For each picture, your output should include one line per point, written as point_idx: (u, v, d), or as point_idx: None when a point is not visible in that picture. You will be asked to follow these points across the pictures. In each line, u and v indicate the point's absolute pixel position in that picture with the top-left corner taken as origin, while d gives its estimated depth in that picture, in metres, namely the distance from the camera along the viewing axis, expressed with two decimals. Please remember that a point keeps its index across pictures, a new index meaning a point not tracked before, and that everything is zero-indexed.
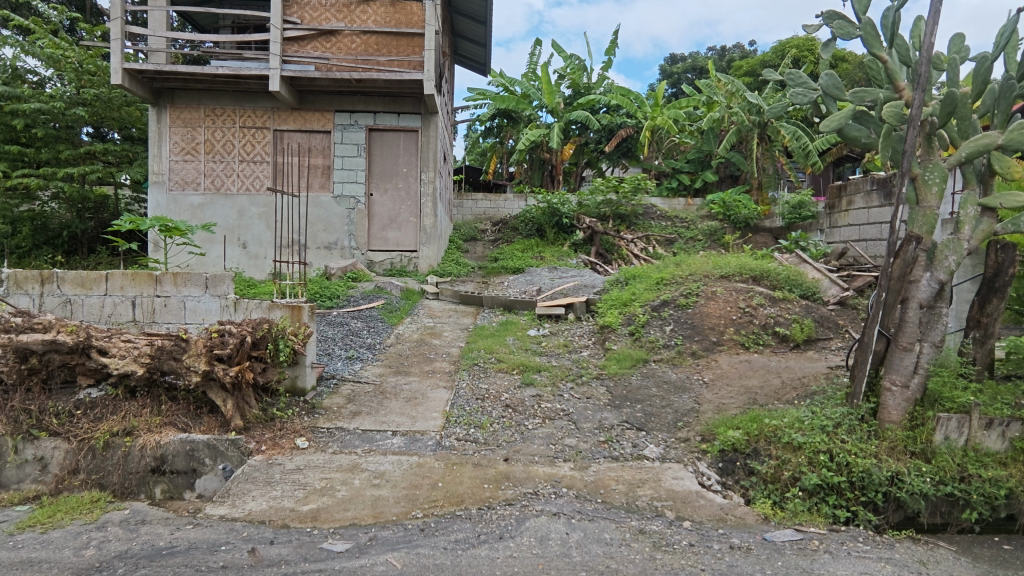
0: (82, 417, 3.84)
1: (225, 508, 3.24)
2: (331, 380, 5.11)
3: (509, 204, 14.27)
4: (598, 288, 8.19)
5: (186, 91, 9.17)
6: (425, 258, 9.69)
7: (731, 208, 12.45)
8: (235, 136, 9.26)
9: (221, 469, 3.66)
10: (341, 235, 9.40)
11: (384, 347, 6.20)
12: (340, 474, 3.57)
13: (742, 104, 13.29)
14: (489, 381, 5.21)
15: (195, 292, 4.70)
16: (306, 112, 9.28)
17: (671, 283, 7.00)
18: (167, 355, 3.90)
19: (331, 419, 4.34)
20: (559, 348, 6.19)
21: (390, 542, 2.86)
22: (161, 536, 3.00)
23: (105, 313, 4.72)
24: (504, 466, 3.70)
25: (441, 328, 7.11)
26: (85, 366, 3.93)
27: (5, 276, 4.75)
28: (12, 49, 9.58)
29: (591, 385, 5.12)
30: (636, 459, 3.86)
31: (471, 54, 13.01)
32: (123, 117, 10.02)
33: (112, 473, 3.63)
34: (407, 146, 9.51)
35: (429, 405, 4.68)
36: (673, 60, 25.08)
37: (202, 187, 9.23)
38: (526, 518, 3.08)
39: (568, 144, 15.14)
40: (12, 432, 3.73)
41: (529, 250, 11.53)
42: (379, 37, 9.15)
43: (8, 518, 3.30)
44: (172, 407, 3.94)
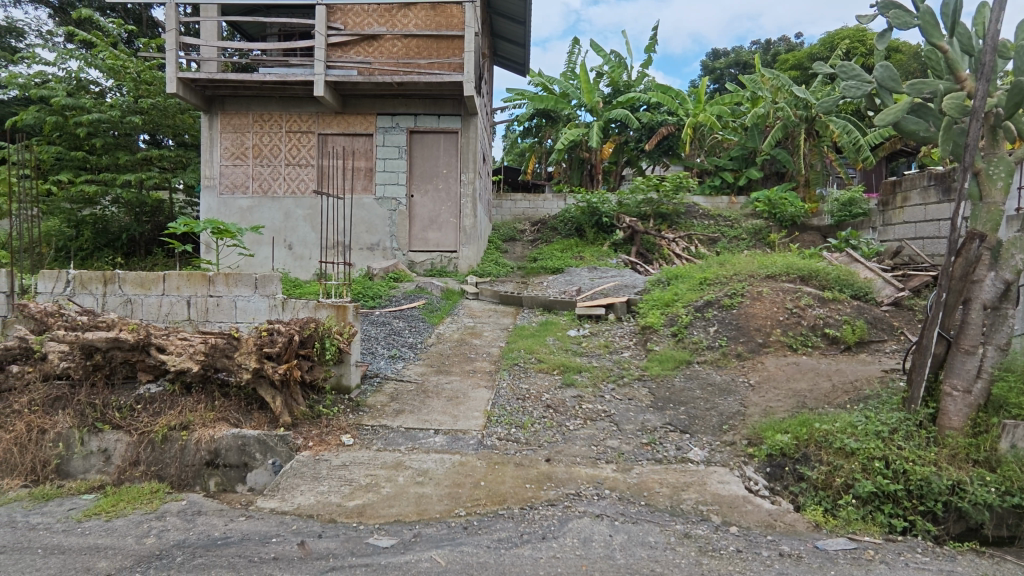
0: (142, 412, 4.02)
1: (276, 502, 3.34)
2: (375, 378, 5.21)
3: (548, 205, 14.23)
4: (639, 288, 8.10)
5: (236, 98, 9.50)
6: (465, 259, 9.76)
7: (777, 206, 12.14)
8: (282, 141, 9.54)
9: (271, 463, 3.78)
10: (383, 235, 9.57)
11: (426, 347, 6.27)
12: (384, 470, 3.64)
13: (788, 99, 12.83)
14: (530, 382, 5.22)
15: (245, 292, 4.86)
16: (349, 115, 9.49)
17: (714, 283, 6.87)
18: (220, 352, 4.04)
19: (375, 417, 4.42)
20: (600, 348, 6.15)
21: (434, 540, 2.90)
22: (216, 527, 3.12)
23: (163, 312, 4.94)
24: (546, 466, 3.70)
25: (481, 328, 7.16)
26: (145, 362, 4.11)
27: (71, 277, 5.00)
28: (77, 61, 10.12)
29: (633, 386, 5.08)
30: (680, 462, 3.80)
31: (510, 54, 13.05)
32: (178, 124, 10.47)
33: (169, 465, 3.78)
34: (448, 147, 9.61)
35: (470, 404, 4.70)
36: (716, 55, 24.62)
37: (251, 191, 9.55)
38: (569, 518, 3.08)
39: (608, 143, 15.03)
40: (79, 425, 3.93)
41: (568, 250, 11.48)
42: (420, 41, 9.29)
43: (76, 506, 3.48)
44: (224, 403, 4.09)
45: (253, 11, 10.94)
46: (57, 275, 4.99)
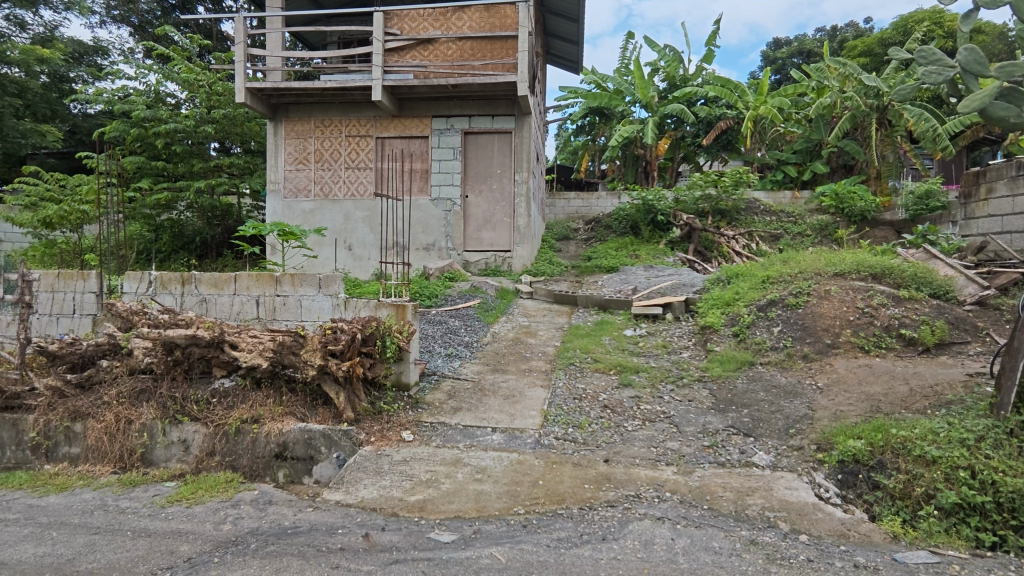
0: (217, 405, 4.22)
1: (341, 494, 3.46)
2: (432, 376, 5.30)
3: (602, 203, 14.10)
4: (697, 287, 7.90)
5: (299, 105, 9.88)
6: (519, 258, 9.77)
7: (845, 201, 11.58)
8: (342, 145, 9.85)
9: (335, 457, 3.89)
10: (439, 236, 9.73)
11: (481, 345, 6.33)
12: (444, 467, 3.70)
13: (857, 88, 12.32)
14: (586, 382, 5.18)
15: (310, 291, 5.03)
16: (406, 119, 9.70)
17: (778, 282, 6.60)
18: (287, 350, 4.19)
19: (434, 414, 4.51)
20: (657, 348, 6.05)
21: (494, 536, 2.93)
22: (287, 517, 3.25)
23: (235, 311, 5.20)
24: (605, 467, 3.67)
25: (536, 327, 7.16)
26: (219, 358, 4.31)
27: (153, 278, 5.36)
28: (156, 75, 10.79)
29: (692, 387, 4.98)
30: (745, 466, 3.68)
31: (563, 52, 13.00)
32: (245, 132, 10.97)
33: (242, 456, 3.98)
34: (502, 148, 9.67)
35: (527, 403, 4.72)
36: (777, 45, 23.73)
37: (313, 194, 9.91)
38: (629, 520, 3.03)
39: (664, 139, 14.71)
40: (161, 416, 4.17)
41: (624, 249, 11.31)
42: (474, 43, 9.37)
43: (159, 492, 3.72)
44: (292, 398, 4.26)
45: (315, 20, 11.37)
46: (141, 276, 5.36)
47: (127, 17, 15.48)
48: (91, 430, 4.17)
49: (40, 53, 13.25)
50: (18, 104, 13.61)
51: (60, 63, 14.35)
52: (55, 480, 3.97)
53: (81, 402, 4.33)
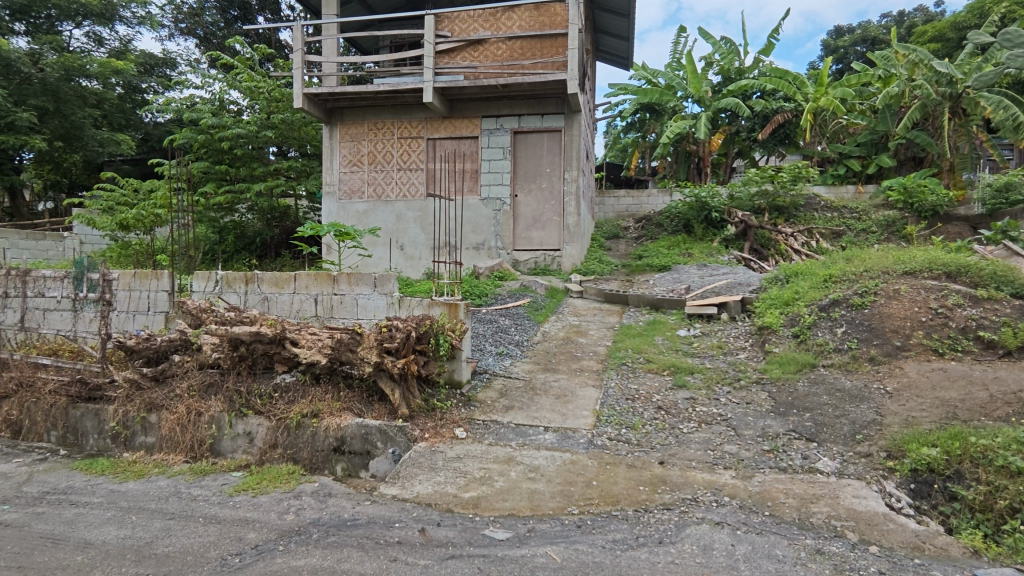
0: (280, 399, 4.39)
1: (397, 489, 3.54)
2: (483, 374, 5.34)
3: (652, 200, 13.85)
4: (753, 286, 7.65)
5: (353, 108, 10.14)
6: (569, 257, 9.71)
7: (915, 195, 10.99)
8: (394, 147, 10.05)
9: (391, 452, 3.96)
10: (488, 235, 9.79)
11: (532, 344, 6.35)
12: (497, 464, 3.73)
13: (928, 75, 11.68)
14: (639, 382, 5.11)
15: (366, 290, 5.14)
16: (456, 120, 9.82)
17: (841, 281, 6.31)
18: (345, 347, 4.31)
19: (486, 412, 4.55)
20: (712, 349, 5.91)
21: (548, 536, 2.92)
22: (346, 509, 3.35)
23: (295, 309, 5.39)
24: (659, 469, 3.61)
25: (586, 327, 7.09)
26: (281, 355, 4.47)
27: (219, 278, 5.62)
28: (220, 84, 11.31)
29: (750, 390, 4.83)
30: (808, 472, 3.54)
31: (613, 48, 12.85)
32: (303, 136, 11.36)
33: (302, 449, 4.11)
34: (551, 146, 9.63)
35: (578, 403, 4.69)
36: (838, 32, 22.70)
37: (366, 195, 10.15)
38: (686, 524, 2.97)
39: (717, 134, 14.25)
40: (228, 409, 4.37)
41: (676, 247, 11.08)
42: (524, 42, 9.38)
43: (227, 481, 3.91)
44: (349, 394, 4.37)
45: (369, 26, 11.65)
46: (209, 276, 5.64)
47: (193, 29, 16.26)
48: (165, 421, 4.41)
49: (115, 65, 14.13)
50: (96, 114, 14.55)
51: (133, 75, 15.23)
52: (133, 467, 4.22)
53: (155, 394, 4.59)
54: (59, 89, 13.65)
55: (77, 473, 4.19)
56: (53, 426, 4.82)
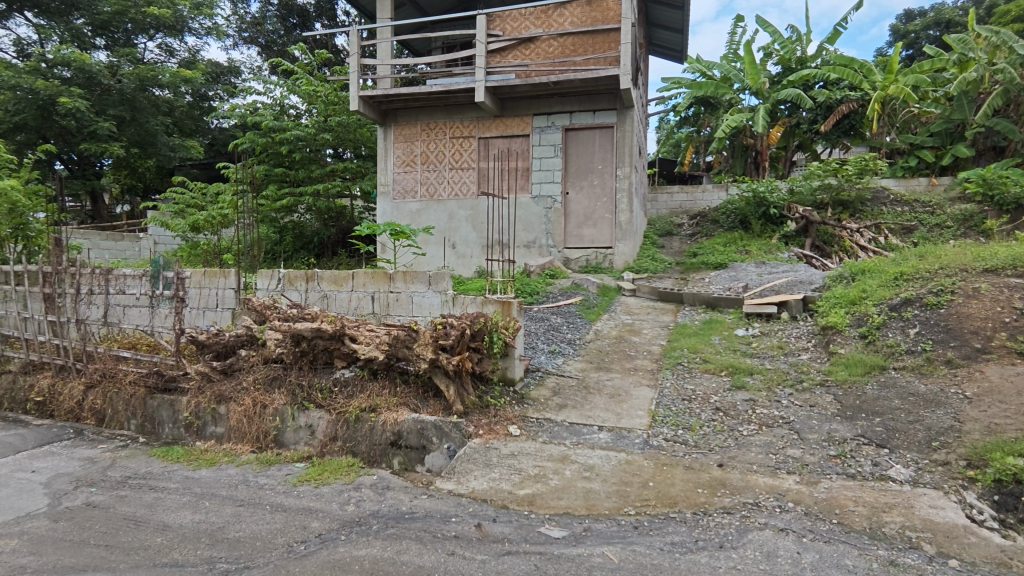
0: (339, 394, 4.52)
1: (453, 484, 3.60)
2: (537, 372, 5.37)
3: (707, 196, 13.50)
4: (816, 284, 7.34)
5: (407, 109, 10.34)
6: (621, 255, 9.59)
7: (995, 186, 10.28)
8: (447, 147, 10.19)
9: (446, 448, 4.01)
10: (540, 234, 9.78)
11: (584, 343, 6.32)
12: (551, 462, 3.74)
13: (1011, 59, 11.21)
14: (696, 383, 5.00)
15: (421, 287, 5.23)
16: (508, 118, 9.86)
17: (914, 279, 5.99)
18: (401, 343, 4.42)
19: (540, 410, 4.58)
20: (773, 349, 5.71)
21: (605, 535, 2.90)
22: (404, 502, 3.43)
23: (353, 306, 5.55)
24: (719, 472, 3.53)
25: (640, 326, 6.98)
26: (340, 350, 4.60)
27: (282, 276, 5.87)
28: (281, 89, 11.74)
29: (814, 392, 4.64)
30: (879, 480, 3.37)
31: (666, 41, 12.59)
32: (358, 138, 11.66)
33: (361, 442, 4.20)
34: (603, 143, 9.53)
35: (634, 403, 4.64)
36: (908, 16, 21.49)
37: (419, 195, 10.33)
38: (749, 530, 2.88)
39: (775, 127, 13.77)
40: (291, 403, 4.54)
41: (732, 244, 10.77)
42: (576, 38, 9.32)
43: (291, 472, 4.06)
44: (405, 389, 4.47)
45: (422, 28, 11.84)
46: (272, 274, 5.90)
47: (255, 38, 16.97)
48: (233, 412, 4.63)
49: (185, 74, 14.91)
50: (168, 121, 15.39)
51: (201, 83, 16.02)
52: (205, 456, 4.45)
53: (224, 386, 4.82)
54: (135, 98, 14.51)
55: (155, 459, 4.46)
56: (133, 415, 5.14)
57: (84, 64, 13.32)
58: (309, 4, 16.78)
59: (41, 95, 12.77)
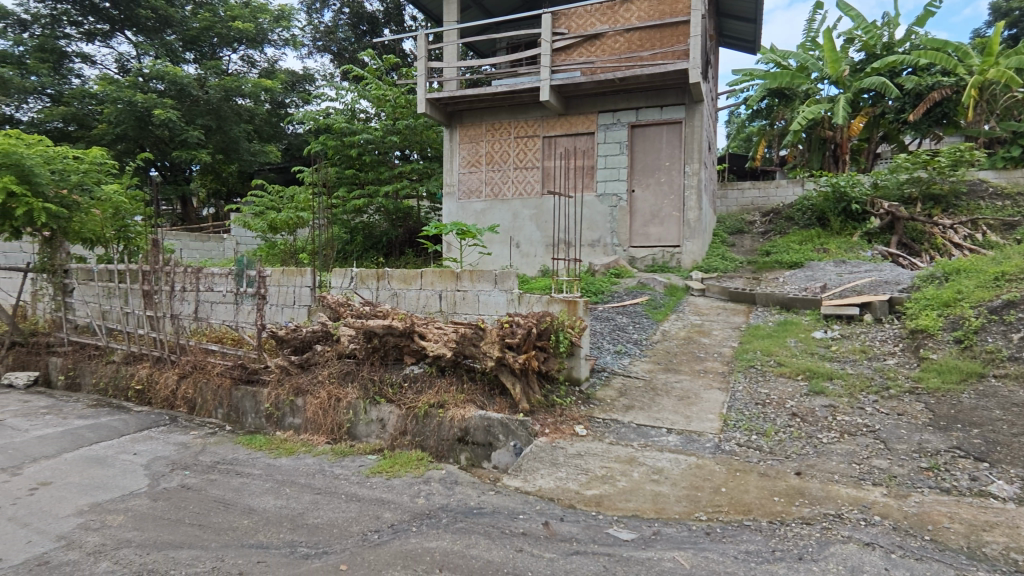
0: (409, 389, 4.64)
1: (520, 481, 3.63)
2: (603, 372, 5.32)
3: (781, 192, 12.93)
4: (904, 284, 6.87)
5: (472, 110, 10.49)
6: (689, 253, 9.33)
7: None
8: (511, 146, 10.26)
9: (512, 445, 4.03)
10: (605, 232, 9.67)
11: (651, 343, 6.21)
12: (618, 464, 3.71)
13: None
14: (770, 387, 4.80)
15: (487, 286, 5.30)
16: (573, 117, 9.82)
17: (1016, 280, 5.53)
18: (468, 341, 4.50)
19: (606, 410, 4.54)
20: (855, 353, 5.40)
21: (676, 540, 2.84)
22: (472, 497, 3.48)
23: (421, 304, 5.70)
24: (797, 480, 3.37)
25: (709, 327, 6.80)
26: (410, 347, 4.74)
27: (354, 274, 6.12)
28: (352, 95, 12.15)
29: (902, 400, 4.36)
30: (978, 496, 3.13)
31: (738, 32, 12.13)
32: (425, 140, 11.93)
33: (429, 438, 4.29)
34: (671, 139, 9.30)
35: (704, 405, 4.53)
36: None
37: (484, 195, 10.46)
38: (831, 542, 2.74)
39: (857, 118, 12.99)
40: (363, 397, 4.70)
41: (809, 242, 10.26)
42: (643, 33, 9.15)
43: (364, 464, 4.21)
44: (472, 386, 4.54)
45: (487, 29, 11.98)
46: (345, 273, 6.17)
47: (328, 46, 17.73)
48: (310, 404, 4.85)
49: (264, 83, 15.81)
50: (249, 128, 16.33)
51: (279, 92, 16.90)
52: (285, 445, 4.68)
53: (301, 379, 5.06)
54: (220, 108, 15.50)
55: (239, 447, 4.74)
56: (220, 404, 5.49)
57: (175, 77, 14.43)
58: (378, 11, 17.32)
59: (139, 107, 13.88)
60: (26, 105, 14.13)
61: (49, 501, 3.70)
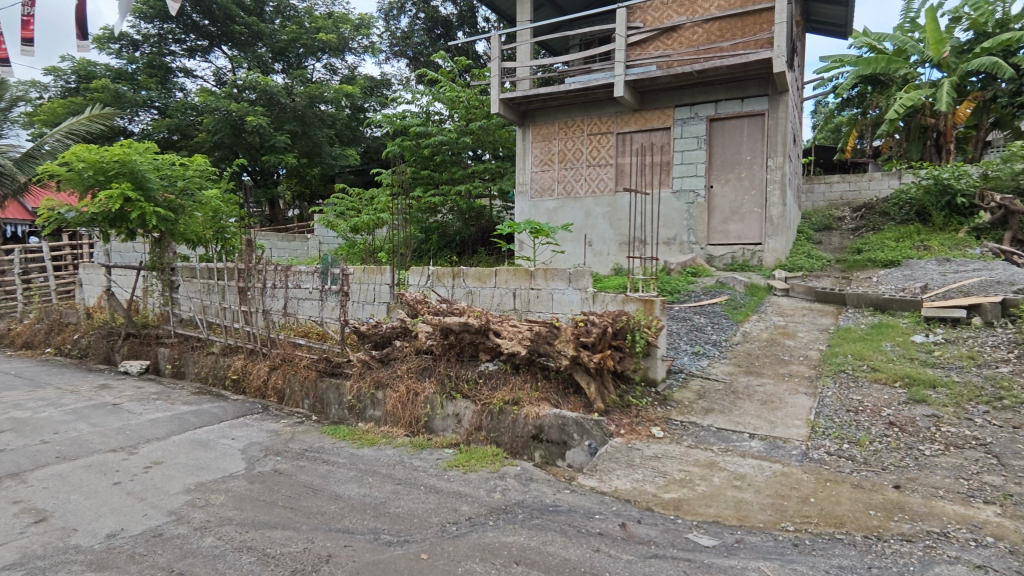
0: (484, 386, 4.72)
1: (595, 481, 3.61)
2: (680, 373, 5.18)
3: (875, 185, 12.10)
4: (1020, 284, 6.27)
5: (545, 109, 10.51)
6: (772, 251, 8.91)
7: None
8: (584, 144, 10.19)
9: (587, 444, 4.02)
10: (681, 230, 9.42)
11: (731, 344, 5.97)
12: (698, 468, 3.61)
13: None
14: (863, 393, 4.50)
15: (561, 285, 5.30)
16: (648, 112, 9.62)
17: None
18: (543, 339, 4.53)
19: (684, 413, 4.43)
20: (962, 360, 4.96)
21: (761, 550, 2.73)
22: (547, 494, 3.50)
23: (496, 302, 5.78)
24: (895, 494, 3.16)
25: (794, 328, 6.47)
26: (485, 344, 4.83)
27: (431, 273, 6.30)
28: (427, 97, 12.39)
29: (1018, 412, 3.97)
30: None
31: (827, 16, 11.43)
32: (498, 139, 12.06)
33: (504, 433, 4.34)
34: (753, 132, 8.92)
35: (789, 411, 4.32)
36: None
37: (557, 193, 10.45)
38: (935, 562, 2.55)
39: (964, 103, 11.90)
40: (441, 392, 4.82)
41: (907, 238, 9.55)
42: (723, 23, 8.83)
43: (441, 457, 4.32)
44: (547, 384, 4.55)
45: (560, 27, 11.98)
46: (423, 271, 6.36)
47: (405, 51, 18.30)
48: (389, 397, 5.03)
49: (345, 90, 16.53)
50: (332, 133, 17.13)
51: (359, 97, 17.61)
52: (366, 436, 4.87)
53: (382, 373, 5.27)
54: (306, 114, 16.36)
55: (325, 436, 4.98)
56: (306, 396, 5.79)
57: (266, 86, 15.38)
58: (453, 15, 17.65)
59: (234, 116, 14.90)
60: (138, 118, 15.74)
61: (161, 478, 4.06)
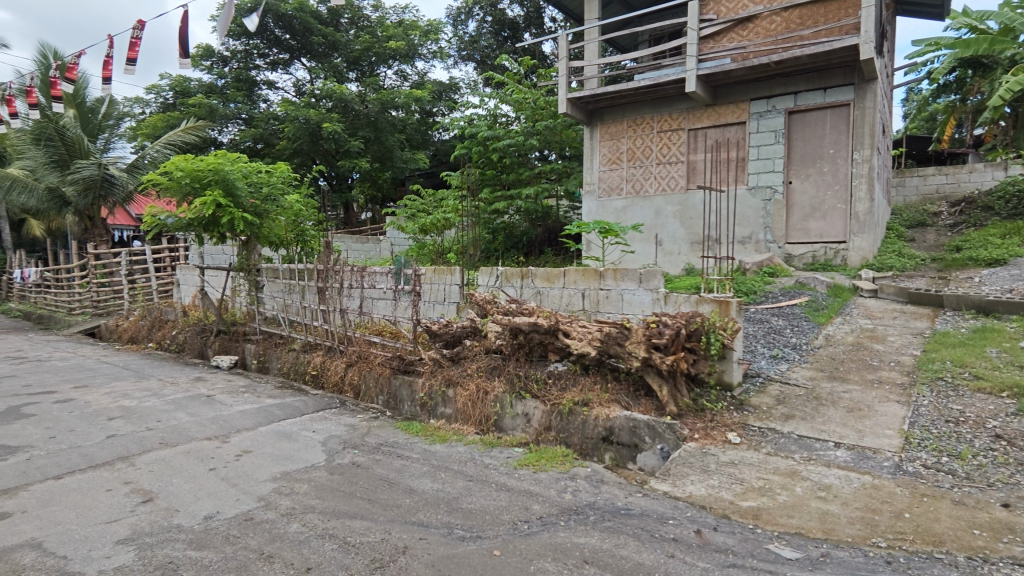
0: (554, 386, 4.73)
1: (669, 486, 3.53)
2: (757, 377, 4.98)
3: (977, 177, 11.16)
4: None
5: (613, 107, 10.39)
6: (858, 250, 8.39)
7: None
8: (654, 141, 9.98)
9: (659, 448, 3.95)
10: (757, 228, 9.05)
11: (813, 348, 5.68)
12: (778, 477, 3.45)
13: None
14: (964, 404, 4.16)
15: (631, 285, 5.23)
16: (722, 107, 9.30)
17: None
18: (613, 340, 4.48)
19: (762, 418, 4.26)
20: None
21: (849, 566, 2.58)
22: (619, 497, 3.46)
23: (564, 303, 5.78)
24: (1003, 513, 2.90)
25: (884, 331, 6.07)
26: (554, 344, 4.85)
27: (500, 273, 6.37)
28: (495, 100, 12.53)
29: None
30: None
31: None
32: (564, 139, 12.02)
33: (574, 434, 4.33)
34: (837, 124, 8.44)
35: (879, 420, 4.06)
36: None
37: (625, 192, 10.29)
38: None
39: None
40: (510, 391, 4.87)
41: (1015, 234, 8.73)
42: (803, 10, 8.41)
43: (511, 455, 4.35)
44: (617, 386, 4.50)
45: (628, 23, 11.79)
46: (492, 271, 6.44)
47: (472, 54, 18.63)
48: (459, 395, 5.12)
49: (415, 94, 16.95)
50: (402, 137, 17.64)
51: (428, 102, 18.03)
52: (437, 432, 4.98)
53: (451, 371, 5.38)
54: (378, 120, 16.96)
55: (399, 431, 5.14)
56: (380, 392, 5.99)
57: (341, 94, 16.09)
58: (519, 16, 17.76)
59: (312, 123, 15.63)
60: (227, 129, 16.84)
61: (251, 466, 4.33)
